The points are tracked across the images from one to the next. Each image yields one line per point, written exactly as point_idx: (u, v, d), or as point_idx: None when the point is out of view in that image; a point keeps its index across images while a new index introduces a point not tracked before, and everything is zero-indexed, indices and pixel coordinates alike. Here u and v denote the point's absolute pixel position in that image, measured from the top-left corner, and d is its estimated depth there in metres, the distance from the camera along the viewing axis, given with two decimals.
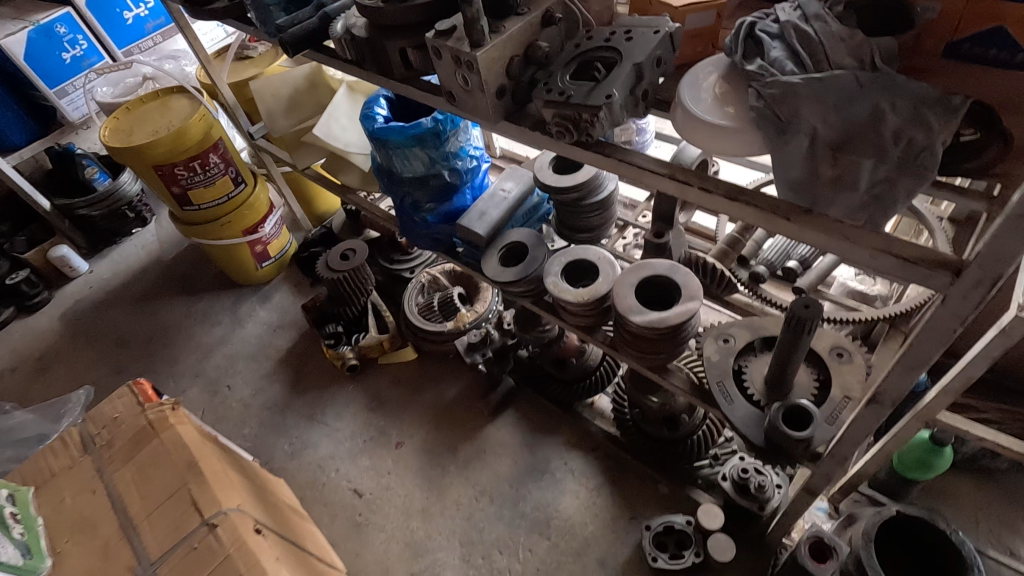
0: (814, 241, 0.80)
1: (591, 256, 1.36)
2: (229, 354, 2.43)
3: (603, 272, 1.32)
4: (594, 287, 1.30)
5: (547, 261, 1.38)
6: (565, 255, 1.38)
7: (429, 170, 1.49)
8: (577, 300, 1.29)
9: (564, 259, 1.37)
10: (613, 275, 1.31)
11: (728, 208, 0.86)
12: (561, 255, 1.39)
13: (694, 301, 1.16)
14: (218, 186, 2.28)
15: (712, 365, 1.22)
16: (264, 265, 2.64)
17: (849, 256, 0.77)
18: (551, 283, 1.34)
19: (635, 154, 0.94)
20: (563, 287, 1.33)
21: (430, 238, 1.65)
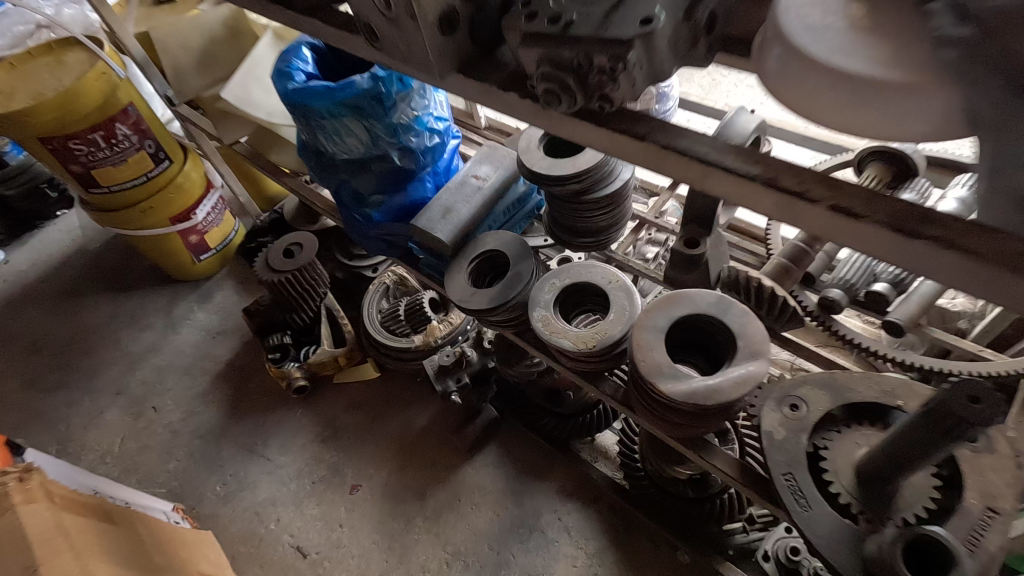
0: None
1: (599, 278, 0.96)
2: (157, 368, 2.02)
3: (616, 302, 0.93)
4: (603, 327, 0.91)
5: (536, 284, 0.98)
6: (562, 275, 0.98)
7: (372, 151, 1.06)
8: (578, 346, 0.89)
9: (561, 281, 0.97)
10: (630, 309, 0.91)
11: (889, 250, 0.43)
12: (556, 275, 0.98)
13: (759, 360, 0.76)
14: (132, 163, 1.84)
15: (775, 448, 0.83)
16: (202, 259, 2.20)
17: None
18: (540, 318, 0.94)
19: (688, 135, 0.50)
20: (557, 325, 0.93)
21: (380, 241, 1.23)
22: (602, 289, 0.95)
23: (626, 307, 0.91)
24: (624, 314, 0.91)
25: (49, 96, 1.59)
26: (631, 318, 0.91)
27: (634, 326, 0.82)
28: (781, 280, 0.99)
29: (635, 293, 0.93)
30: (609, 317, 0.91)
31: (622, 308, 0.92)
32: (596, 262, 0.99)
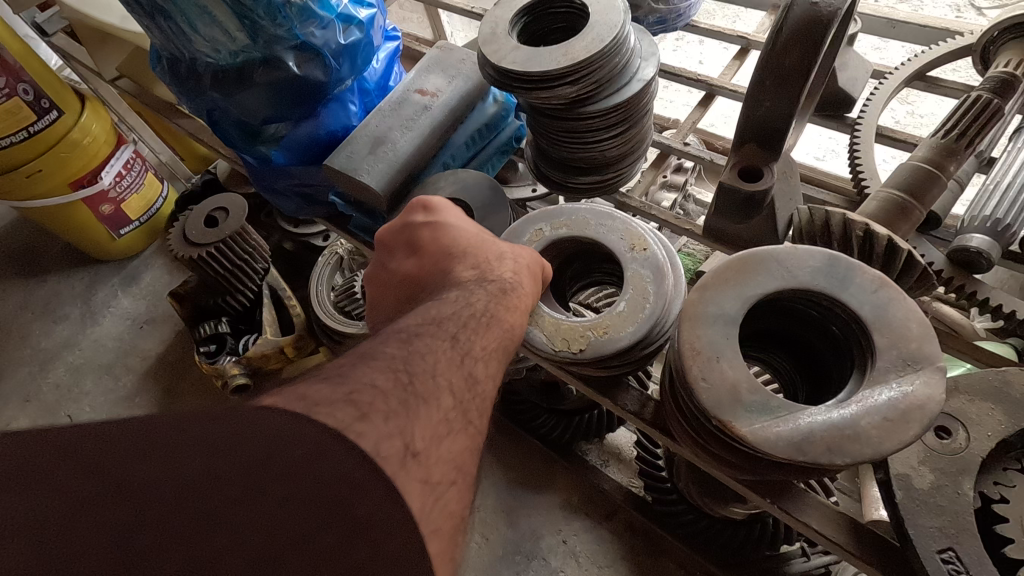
0: None
1: (608, 236, 0.62)
2: (74, 368, 1.68)
3: (631, 286, 0.59)
4: (602, 320, 0.58)
5: (513, 228, 0.65)
6: (557, 220, 0.64)
7: (254, 52, 0.68)
8: (556, 346, 0.58)
9: (552, 229, 0.64)
10: (649, 301, 0.58)
11: None
12: (548, 218, 0.65)
13: (924, 376, 0.41)
14: (3, 114, 1.43)
15: (919, 509, 0.50)
16: (122, 234, 1.82)
17: None
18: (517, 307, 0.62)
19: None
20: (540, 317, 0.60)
21: (296, 195, 0.87)
22: (615, 251, 0.61)
23: (647, 298, 0.58)
24: (637, 306, 0.58)
25: None
26: (650, 313, 0.57)
27: (684, 314, 0.46)
28: (896, 224, 0.63)
29: (667, 271, 0.60)
30: (616, 308, 0.58)
31: (637, 301, 0.58)
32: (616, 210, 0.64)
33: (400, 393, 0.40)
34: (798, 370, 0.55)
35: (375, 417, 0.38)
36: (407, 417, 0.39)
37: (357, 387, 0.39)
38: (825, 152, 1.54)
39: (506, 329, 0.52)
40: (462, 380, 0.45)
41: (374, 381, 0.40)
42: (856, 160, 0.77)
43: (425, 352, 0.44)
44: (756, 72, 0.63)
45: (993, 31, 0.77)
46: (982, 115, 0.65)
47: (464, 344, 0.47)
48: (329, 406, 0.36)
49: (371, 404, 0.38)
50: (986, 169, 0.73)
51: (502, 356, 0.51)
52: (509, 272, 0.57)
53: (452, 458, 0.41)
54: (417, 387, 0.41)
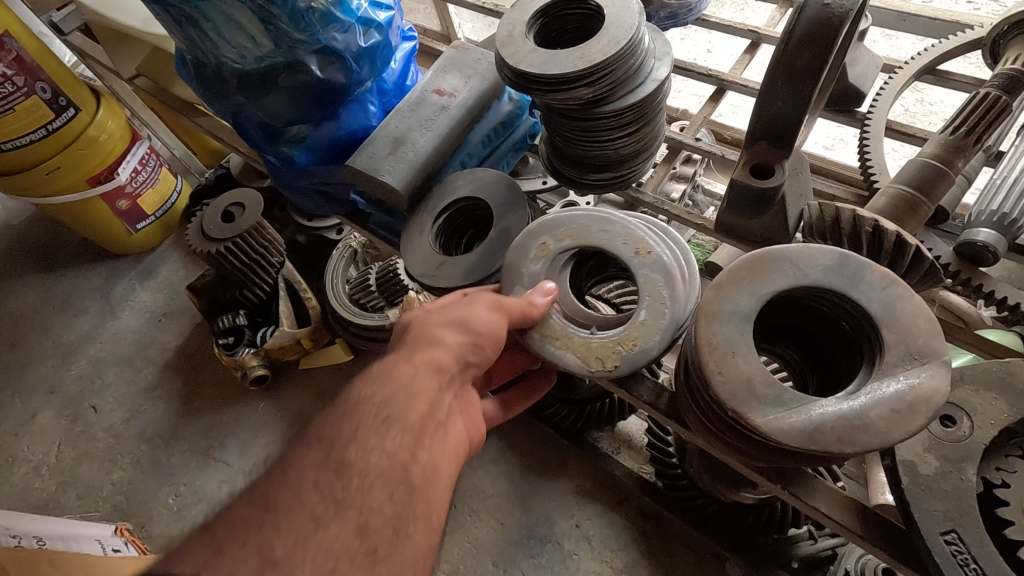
0: None
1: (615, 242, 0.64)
2: (95, 360, 1.72)
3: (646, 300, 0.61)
4: (628, 333, 0.61)
5: (518, 245, 0.66)
6: (558, 232, 0.66)
7: (278, 56, 0.70)
8: (590, 367, 0.61)
9: (562, 242, 0.66)
10: (667, 305, 0.60)
11: None
12: (549, 231, 0.67)
13: (930, 369, 0.43)
14: (23, 112, 1.46)
15: (926, 493, 0.52)
16: (139, 228, 1.85)
17: None
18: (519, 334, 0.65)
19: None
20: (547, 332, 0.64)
21: (314, 193, 0.89)
22: (620, 256, 0.63)
23: (664, 302, 0.60)
24: (658, 311, 0.60)
25: None
26: (670, 319, 0.60)
27: (700, 310, 0.49)
28: (904, 219, 0.65)
29: (686, 268, 0.63)
30: (638, 318, 0.61)
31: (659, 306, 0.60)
32: (612, 214, 0.66)
33: (258, 515, 0.50)
34: (807, 363, 0.57)
35: (233, 548, 0.47)
36: (265, 533, 0.48)
37: (225, 526, 0.49)
38: (835, 141, 1.54)
39: (379, 401, 0.58)
40: (326, 474, 0.52)
41: (241, 515, 0.50)
42: (865, 155, 0.78)
43: (294, 465, 0.54)
44: (769, 69, 0.64)
45: (1002, 24, 0.78)
46: (990, 111, 0.66)
47: (330, 441, 0.55)
48: (190, 554, 0.47)
49: (232, 537, 0.48)
50: (994, 162, 0.75)
51: (387, 426, 0.57)
52: (401, 347, 0.64)
53: (321, 549, 0.48)
54: (280, 502, 0.51)
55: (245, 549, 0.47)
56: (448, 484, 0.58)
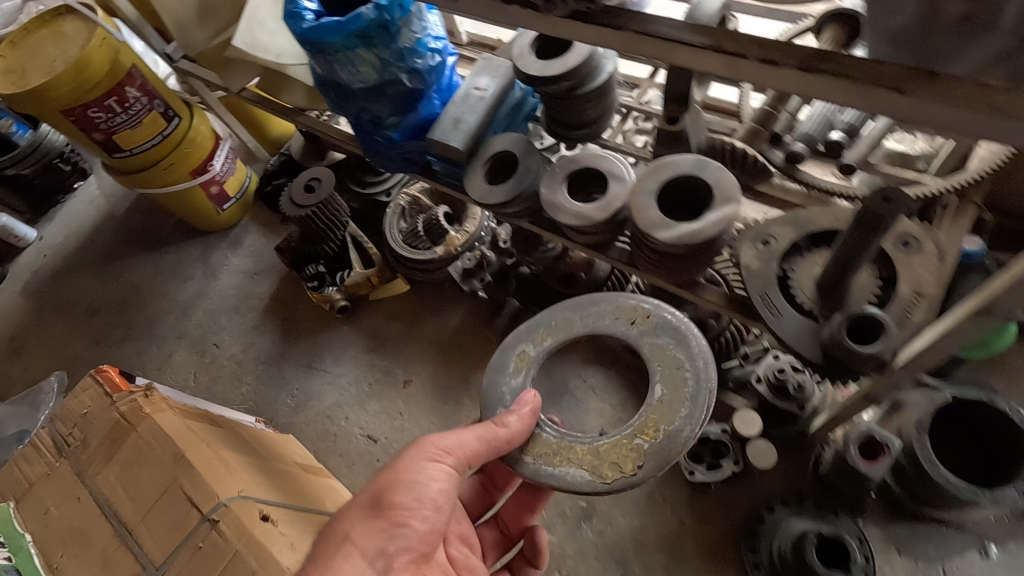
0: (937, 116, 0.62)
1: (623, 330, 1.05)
2: (208, 311, 2.24)
3: (661, 373, 0.99)
4: (648, 429, 0.96)
5: (510, 366, 1.06)
6: (545, 339, 1.08)
7: (385, 75, 1.19)
8: (624, 470, 0.95)
9: (554, 336, 1.07)
10: (682, 367, 0.98)
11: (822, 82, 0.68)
12: (537, 340, 1.08)
13: (734, 205, 0.94)
14: (146, 124, 1.94)
15: (752, 275, 1.03)
16: (225, 208, 2.34)
17: (983, 129, 0.60)
18: (544, 464, 0.99)
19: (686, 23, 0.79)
20: (540, 443, 1.01)
21: (401, 160, 1.38)
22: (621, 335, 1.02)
23: (681, 366, 0.98)
24: (673, 379, 0.98)
25: (60, 67, 1.70)
26: (686, 390, 0.96)
27: (632, 193, 1.00)
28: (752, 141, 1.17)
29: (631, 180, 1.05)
30: (657, 415, 0.97)
31: (680, 380, 0.98)
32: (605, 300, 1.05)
33: None
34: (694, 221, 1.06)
35: None
36: None
37: None
38: None
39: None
40: None
41: None
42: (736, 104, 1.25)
43: None
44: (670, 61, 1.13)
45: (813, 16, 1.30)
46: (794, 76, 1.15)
47: None
48: None
49: None
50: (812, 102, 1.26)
51: None
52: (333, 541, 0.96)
53: None
54: None
55: None
56: None
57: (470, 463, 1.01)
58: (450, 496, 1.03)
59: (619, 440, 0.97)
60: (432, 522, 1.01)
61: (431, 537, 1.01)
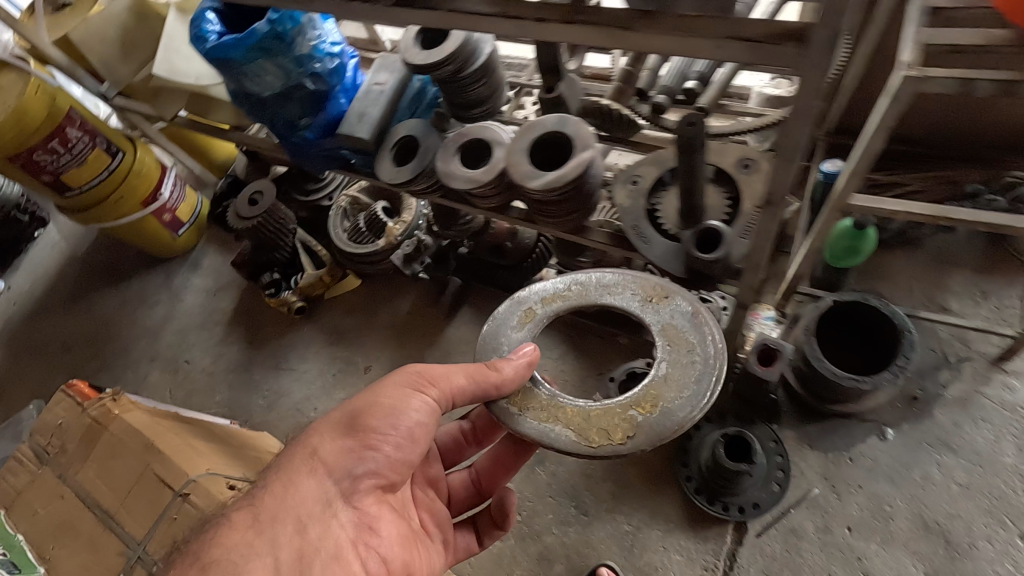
0: (663, 46, 0.79)
1: (636, 306, 1.08)
2: (177, 331, 2.36)
3: (670, 353, 1.01)
4: (643, 403, 0.99)
5: (511, 315, 1.11)
6: (552, 298, 1.12)
7: (289, 81, 1.33)
8: (615, 439, 0.97)
9: (562, 299, 1.11)
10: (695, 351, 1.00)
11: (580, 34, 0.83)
12: (544, 298, 1.12)
13: (592, 150, 1.09)
14: (91, 162, 2.06)
15: (625, 211, 1.18)
16: (181, 234, 2.46)
17: (697, 49, 0.77)
18: (535, 421, 1.02)
19: None
20: (532, 399, 1.04)
21: (321, 158, 1.51)
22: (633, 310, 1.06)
23: (694, 350, 1.01)
24: (680, 360, 1.01)
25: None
26: (692, 376, 0.98)
27: (509, 150, 1.15)
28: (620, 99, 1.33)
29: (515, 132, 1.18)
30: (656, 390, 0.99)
31: (688, 362, 1.00)
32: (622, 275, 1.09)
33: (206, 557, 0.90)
34: None
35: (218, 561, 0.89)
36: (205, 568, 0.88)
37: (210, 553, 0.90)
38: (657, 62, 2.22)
39: (282, 501, 0.96)
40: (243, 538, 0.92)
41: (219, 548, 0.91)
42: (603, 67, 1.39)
43: (219, 538, 0.92)
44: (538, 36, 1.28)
45: None
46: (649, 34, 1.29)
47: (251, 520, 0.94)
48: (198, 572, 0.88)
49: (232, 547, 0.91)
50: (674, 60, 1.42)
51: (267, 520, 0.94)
52: (307, 450, 1.00)
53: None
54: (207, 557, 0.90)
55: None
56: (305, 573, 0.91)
57: (454, 400, 1.04)
58: (427, 430, 1.05)
59: (613, 409, 1.00)
60: (403, 453, 1.03)
61: (398, 468, 1.04)
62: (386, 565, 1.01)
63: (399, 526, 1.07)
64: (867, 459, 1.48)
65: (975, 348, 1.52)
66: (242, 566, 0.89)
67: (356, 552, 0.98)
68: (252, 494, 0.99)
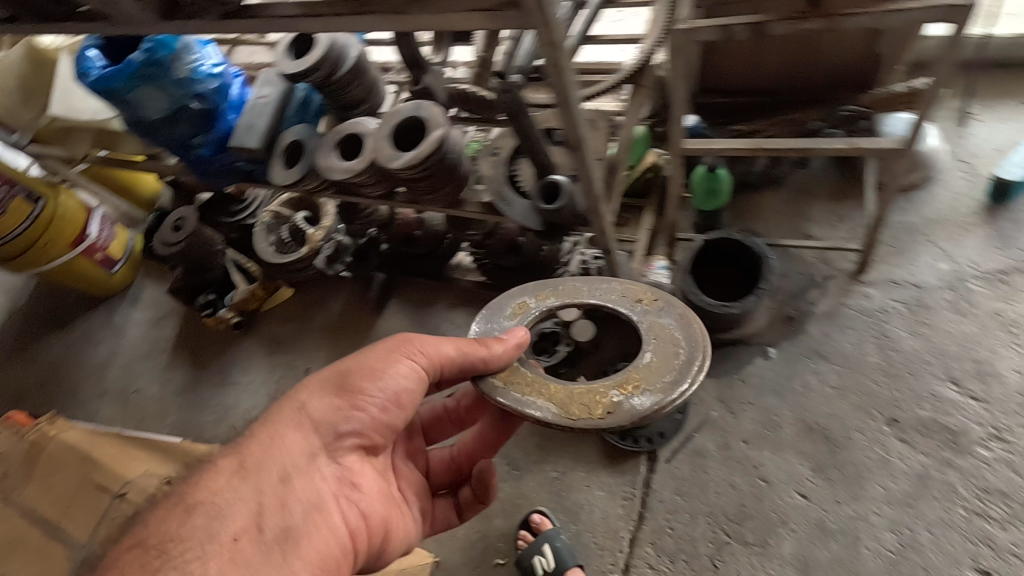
0: (429, 24, 0.82)
1: (627, 308, 1.19)
2: (123, 364, 2.42)
3: (654, 345, 1.10)
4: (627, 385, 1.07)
5: (505, 308, 1.22)
6: (545, 295, 1.23)
7: (176, 102, 1.43)
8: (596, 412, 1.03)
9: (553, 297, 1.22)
10: (679, 345, 1.09)
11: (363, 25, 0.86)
12: (538, 294, 1.24)
13: (441, 129, 1.23)
14: (12, 210, 2.13)
15: (488, 180, 1.32)
16: (116, 270, 2.53)
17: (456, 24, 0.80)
18: (518, 397, 1.08)
19: None
20: (515, 374, 1.12)
21: (222, 172, 1.63)
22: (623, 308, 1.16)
23: (677, 344, 1.09)
24: (665, 351, 1.09)
25: None
26: (674, 364, 1.07)
27: (374, 139, 1.28)
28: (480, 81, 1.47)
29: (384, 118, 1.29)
30: (640, 374, 1.07)
31: (672, 353, 1.09)
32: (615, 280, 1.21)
33: (183, 502, 0.88)
34: None
35: (197, 508, 0.87)
36: (183, 512, 0.86)
37: (190, 501, 0.88)
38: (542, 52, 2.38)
39: (267, 452, 0.96)
40: (227, 483, 0.90)
41: (200, 495, 0.89)
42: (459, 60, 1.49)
43: (199, 485, 0.90)
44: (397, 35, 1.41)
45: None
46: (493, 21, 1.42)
47: (235, 468, 0.93)
48: (177, 518, 0.85)
49: (213, 494, 0.89)
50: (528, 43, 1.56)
51: (255, 468, 0.94)
52: (294, 405, 1.02)
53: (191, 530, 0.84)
54: (187, 500, 0.88)
55: (157, 532, 0.84)
56: (290, 518, 0.91)
57: (443, 370, 1.10)
58: (413, 396, 1.09)
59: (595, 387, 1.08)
60: (388, 416, 1.07)
61: (381, 429, 1.07)
62: (365, 519, 1.03)
63: (380, 487, 1.10)
64: (755, 378, 1.64)
65: (835, 266, 1.70)
66: (228, 510, 0.88)
67: (337, 504, 0.99)
68: (236, 444, 0.98)
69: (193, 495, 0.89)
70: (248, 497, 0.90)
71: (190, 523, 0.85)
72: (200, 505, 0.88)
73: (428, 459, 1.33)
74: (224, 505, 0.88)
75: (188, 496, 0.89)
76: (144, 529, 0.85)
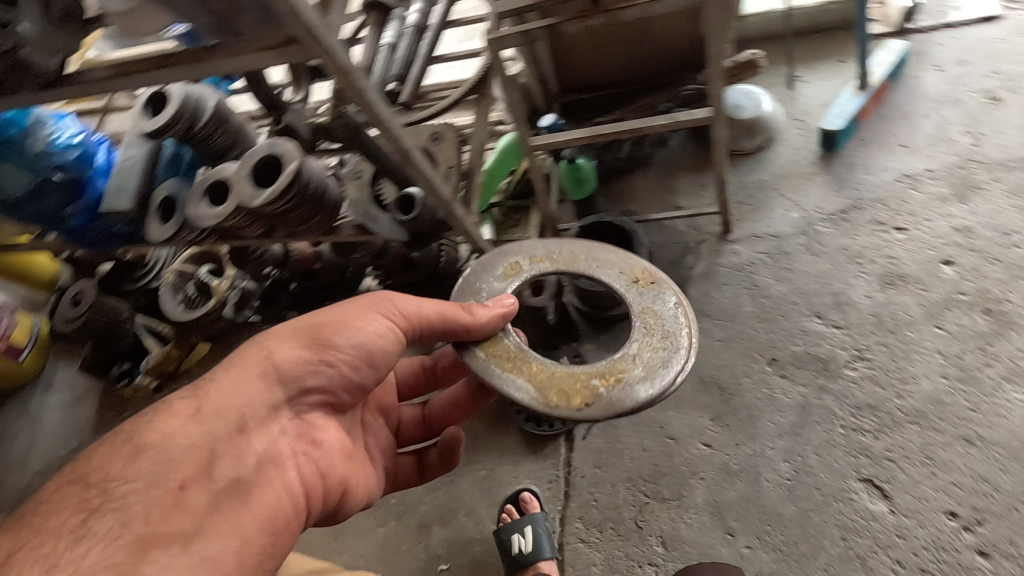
0: (231, 64, 0.89)
1: (621, 285, 1.18)
2: (44, 452, 2.33)
3: (642, 333, 1.09)
4: (610, 377, 1.06)
5: (498, 263, 1.21)
6: (538, 257, 1.22)
7: (37, 176, 1.45)
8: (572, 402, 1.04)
9: (546, 262, 1.21)
10: (667, 341, 1.08)
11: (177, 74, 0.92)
12: (533, 255, 1.22)
13: (295, 162, 1.28)
14: None
15: (355, 202, 1.43)
16: (23, 358, 2.41)
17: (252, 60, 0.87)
18: (497, 374, 1.08)
19: None
20: (500, 347, 1.11)
21: (102, 238, 1.63)
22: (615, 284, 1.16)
23: (666, 340, 1.08)
24: (652, 342, 1.08)
25: None
26: (658, 363, 1.06)
27: (234, 180, 1.32)
28: None
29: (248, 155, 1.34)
30: (623, 367, 1.06)
31: (658, 347, 1.08)
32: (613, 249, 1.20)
33: (132, 445, 0.89)
34: None
35: (145, 450, 0.88)
36: (131, 452, 0.87)
37: (140, 442, 0.89)
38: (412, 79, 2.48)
39: (227, 400, 0.98)
40: (180, 428, 0.92)
41: (152, 437, 0.90)
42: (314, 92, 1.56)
43: (150, 426, 0.91)
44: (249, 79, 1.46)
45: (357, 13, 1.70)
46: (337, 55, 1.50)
47: (192, 415, 0.94)
48: (123, 460, 0.86)
49: (166, 437, 0.90)
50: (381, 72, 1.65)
51: (214, 416, 0.96)
52: (260, 354, 1.03)
53: (140, 470, 0.85)
54: (136, 440, 0.89)
55: (106, 471, 0.85)
56: (242, 468, 0.94)
57: (417, 330, 1.12)
58: (386, 356, 1.11)
59: (578, 374, 1.07)
60: (356, 375, 1.10)
61: (348, 387, 1.10)
62: (321, 477, 1.06)
63: (341, 443, 1.14)
64: None
65: (705, 231, 1.85)
66: (178, 454, 0.89)
67: (293, 458, 1.02)
68: (195, 387, 1.00)
69: (144, 438, 0.90)
70: (201, 444, 0.92)
71: (139, 463, 0.86)
72: (149, 446, 0.89)
73: (400, 414, 1.42)
74: (175, 451, 0.89)
75: (138, 439, 0.90)
76: (90, 468, 0.85)
